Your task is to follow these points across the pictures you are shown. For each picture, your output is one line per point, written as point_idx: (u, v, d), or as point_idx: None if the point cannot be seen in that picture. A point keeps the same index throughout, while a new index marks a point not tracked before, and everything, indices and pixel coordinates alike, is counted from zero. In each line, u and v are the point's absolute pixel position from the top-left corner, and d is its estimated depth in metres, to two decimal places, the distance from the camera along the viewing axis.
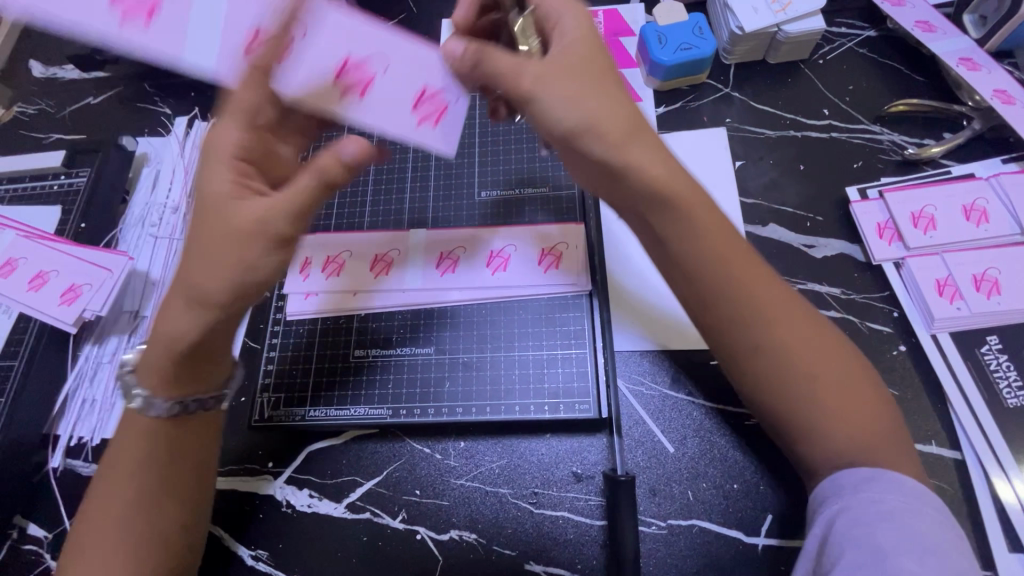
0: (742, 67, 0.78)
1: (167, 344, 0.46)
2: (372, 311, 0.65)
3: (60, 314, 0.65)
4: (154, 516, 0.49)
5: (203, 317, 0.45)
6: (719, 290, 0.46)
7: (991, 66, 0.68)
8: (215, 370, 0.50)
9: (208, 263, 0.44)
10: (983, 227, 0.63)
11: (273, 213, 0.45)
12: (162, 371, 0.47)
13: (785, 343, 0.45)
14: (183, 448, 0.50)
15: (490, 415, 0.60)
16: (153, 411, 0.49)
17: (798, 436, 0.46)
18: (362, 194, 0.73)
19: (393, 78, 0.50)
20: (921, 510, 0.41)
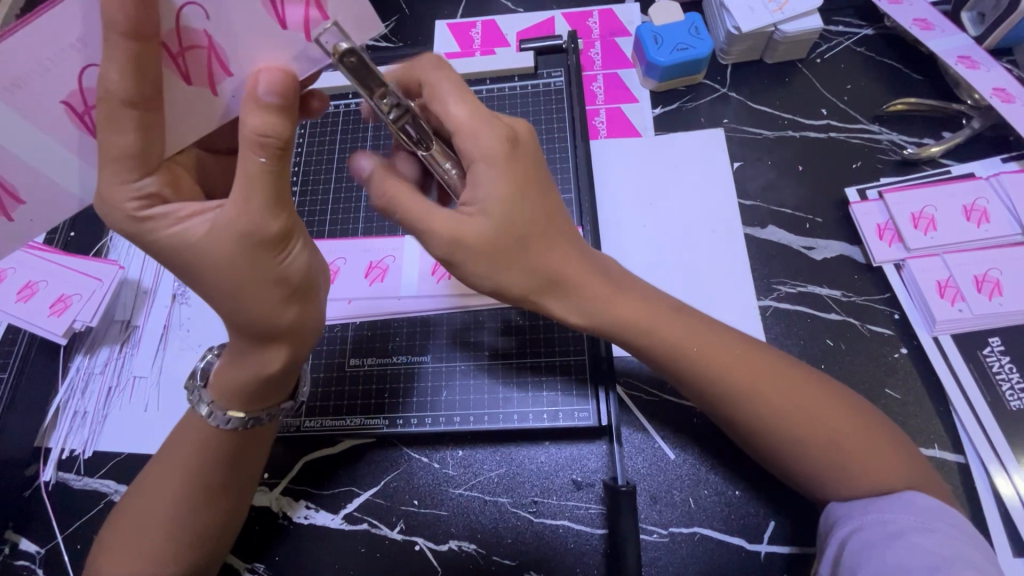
0: (739, 67, 0.77)
1: (245, 366, 0.46)
2: (367, 319, 0.64)
3: (49, 325, 0.64)
4: (197, 511, 0.49)
5: (281, 343, 0.46)
6: (691, 368, 0.48)
7: (990, 65, 0.68)
8: (288, 385, 0.50)
9: (230, 287, 0.42)
10: (984, 228, 0.63)
11: (242, 218, 0.40)
12: (234, 389, 0.47)
13: (780, 411, 0.47)
14: (244, 451, 0.51)
15: (487, 424, 0.60)
16: (224, 425, 0.49)
17: (771, 449, 0.48)
18: (356, 201, 0.72)
19: (239, 26, 0.38)
20: (934, 528, 0.42)
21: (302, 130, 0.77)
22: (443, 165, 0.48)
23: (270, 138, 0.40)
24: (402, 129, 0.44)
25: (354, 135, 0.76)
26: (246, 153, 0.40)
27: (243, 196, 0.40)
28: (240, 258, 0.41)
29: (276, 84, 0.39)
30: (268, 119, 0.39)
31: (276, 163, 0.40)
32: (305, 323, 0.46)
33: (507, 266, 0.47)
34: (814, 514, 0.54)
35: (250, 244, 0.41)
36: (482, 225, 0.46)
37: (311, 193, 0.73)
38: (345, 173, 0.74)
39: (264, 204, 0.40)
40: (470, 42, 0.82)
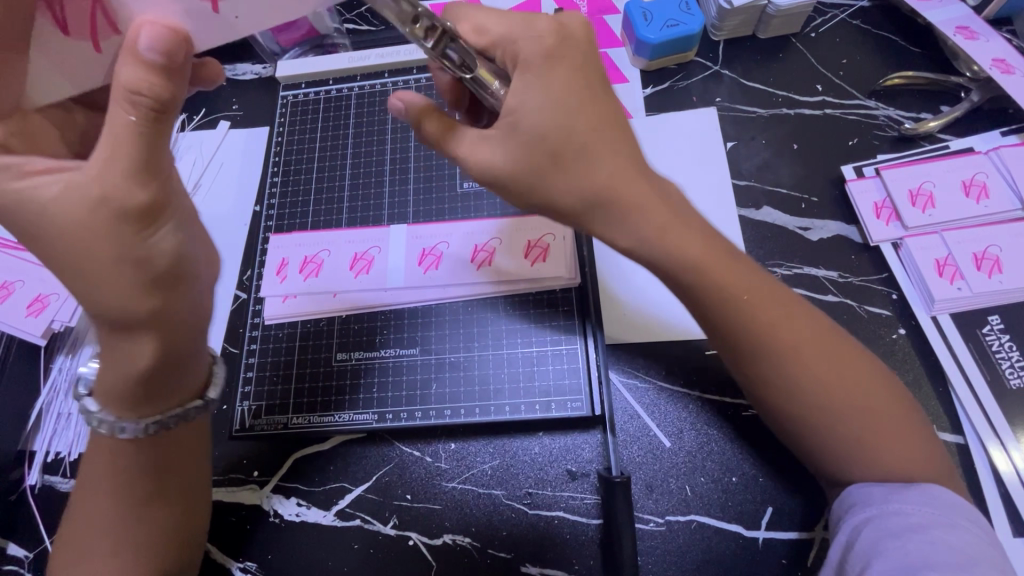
0: (731, 44, 0.75)
1: (117, 361, 0.43)
2: (353, 311, 0.63)
3: (27, 326, 0.63)
4: (143, 518, 0.48)
5: (154, 331, 0.42)
6: (737, 316, 0.44)
7: (989, 35, 0.66)
8: (183, 383, 0.47)
9: (91, 270, 0.40)
10: (983, 204, 0.61)
11: (101, 181, 0.39)
12: (114, 388, 0.44)
13: (811, 374, 0.44)
14: (163, 462, 0.48)
15: (478, 416, 0.59)
16: (121, 434, 0.46)
17: (805, 416, 0.45)
18: (339, 191, 0.71)
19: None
20: (953, 522, 0.41)
21: (283, 118, 0.75)
22: (491, 86, 0.44)
23: (141, 95, 0.38)
24: (443, 56, 0.42)
25: (336, 123, 0.74)
26: (117, 111, 0.39)
27: (104, 156, 0.39)
28: (97, 227, 0.39)
29: (161, 41, 0.38)
30: (142, 75, 0.38)
31: (147, 124, 0.39)
32: (172, 310, 0.43)
33: (561, 183, 0.42)
34: (810, 500, 0.54)
35: (109, 210, 0.39)
36: (527, 132, 0.41)
37: (293, 185, 0.71)
38: (327, 163, 0.72)
39: (125, 169, 0.39)
40: None
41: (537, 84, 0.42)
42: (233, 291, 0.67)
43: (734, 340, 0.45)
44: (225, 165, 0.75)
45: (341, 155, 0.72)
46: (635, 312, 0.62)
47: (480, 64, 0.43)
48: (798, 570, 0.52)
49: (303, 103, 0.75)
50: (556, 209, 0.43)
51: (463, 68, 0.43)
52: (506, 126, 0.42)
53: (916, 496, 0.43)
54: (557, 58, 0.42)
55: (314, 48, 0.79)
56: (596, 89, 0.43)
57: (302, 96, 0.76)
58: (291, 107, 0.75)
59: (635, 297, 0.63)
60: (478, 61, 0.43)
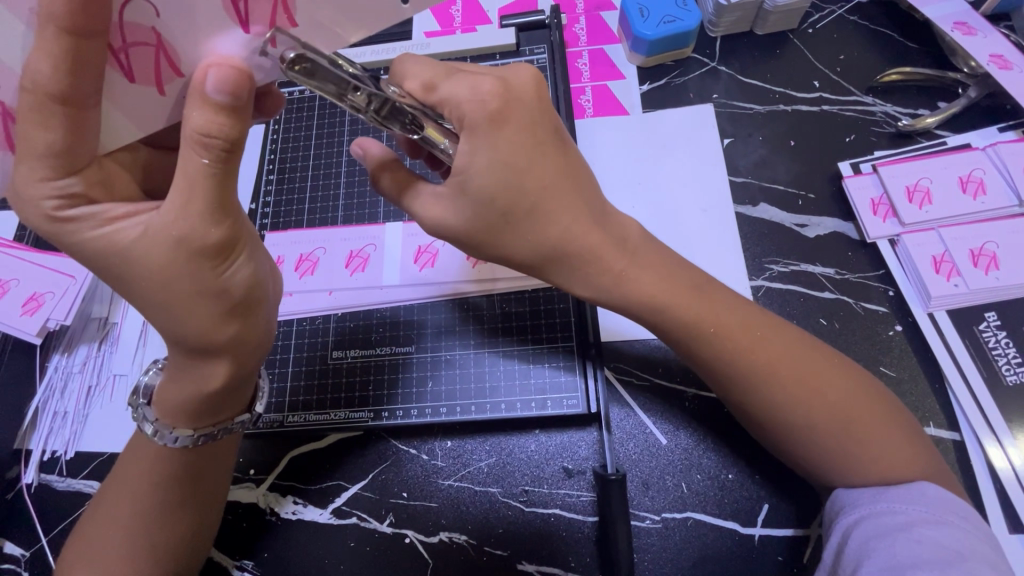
0: (729, 39, 0.74)
1: (187, 382, 0.45)
2: (349, 310, 0.63)
3: (23, 325, 0.63)
4: (167, 524, 0.49)
5: (223, 358, 0.43)
6: (701, 347, 0.47)
7: (986, 31, 0.66)
8: (240, 398, 0.48)
9: (161, 300, 0.40)
10: (981, 200, 0.61)
11: (180, 222, 0.38)
12: (178, 404, 0.46)
13: (797, 397, 0.45)
14: (200, 471, 0.49)
15: (475, 414, 0.59)
16: (172, 443, 0.47)
17: (783, 437, 0.47)
18: (334, 189, 0.70)
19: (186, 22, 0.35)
20: (942, 519, 0.41)
21: (278, 116, 0.74)
22: (440, 144, 0.44)
23: (214, 139, 0.37)
24: (387, 121, 0.41)
25: (331, 121, 0.74)
26: (188, 152, 0.37)
27: (181, 199, 0.38)
28: (175, 268, 0.39)
29: (227, 83, 0.36)
30: (213, 119, 0.36)
31: (219, 166, 0.37)
32: (245, 338, 0.44)
33: (510, 240, 0.45)
34: (806, 497, 0.54)
35: (188, 251, 0.38)
36: (475, 194, 0.43)
37: (289, 183, 0.71)
38: (323, 160, 0.72)
39: (202, 211, 0.38)
40: (450, 20, 0.79)
41: (506, 122, 0.42)
42: None
43: (702, 367, 0.48)
44: None
45: (336, 153, 0.72)
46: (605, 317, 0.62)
47: (428, 122, 0.43)
48: (795, 566, 0.52)
49: (298, 100, 0.75)
50: (516, 261, 0.46)
51: (409, 127, 0.43)
52: (456, 186, 0.43)
53: (905, 495, 0.43)
54: (517, 94, 0.44)
55: None
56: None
57: (297, 94, 0.76)
58: (286, 104, 0.75)
59: None
60: (424, 119, 0.43)
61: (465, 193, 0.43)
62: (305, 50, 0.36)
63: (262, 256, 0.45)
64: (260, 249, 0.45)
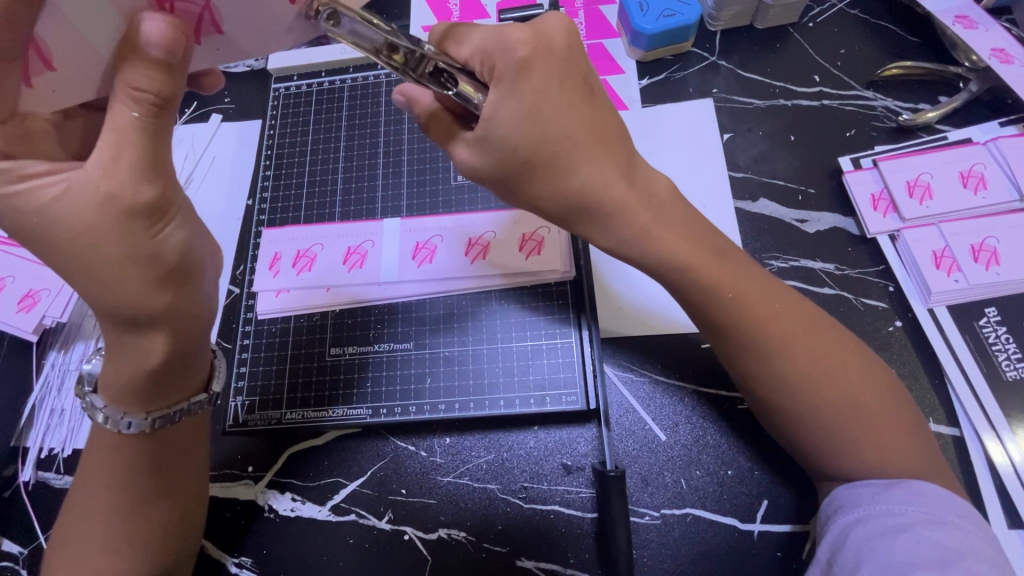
0: (728, 34, 0.74)
1: (126, 360, 0.44)
2: (347, 306, 0.63)
3: (19, 322, 0.63)
4: (146, 516, 0.48)
5: (163, 329, 0.42)
6: (721, 314, 0.46)
7: (988, 24, 0.66)
8: (190, 379, 0.48)
9: (97, 269, 0.39)
10: (981, 194, 0.61)
11: (107, 180, 0.38)
12: (123, 387, 0.45)
13: (807, 369, 0.45)
14: (163, 457, 0.48)
15: (473, 411, 0.58)
16: (126, 429, 0.46)
17: (783, 422, 0.47)
18: (332, 184, 0.70)
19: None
20: (941, 520, 0.41)
21: (274, 112, 0.74)
22: (473, 98, 0.44)
23: (144, 92, 0.37)
24: (424, 77, 0.43)
25: (329, 115, 0.73)
26: (119, 107, 0.38)
27: (111, 155, 0.38)
28: (106, 228, 0.38)
29: (162, 38, 0.37)
30: (144, 72, 0.37)
31: (151, 119, 0.38)
32: (184, 308, 0.43)
33: (536, 186, 0.44)
34: (805, 493, 0.53)
35: (117, 210, 0.38)
36: (499, 143, 0.43)
37: (286, 178, 0.71)
38: (320, 155, 0.72)
39: (133, 169, 0.38)
40: (448, 14, 0.78)
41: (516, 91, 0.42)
42: (227, 286, 0.67)
43: (716, 340, 0.48)
44: (217, 159, 0.74)
45: (334, 148, 0.72)
46: (611, 312, 0.62)
47: (461, 78, 0.43)
48: (794, 563, 0.52)
49: (295, 96, 0.74)
50: (544, 211, 0.46)
51: (444, 86, 0.43)
52: (483, 138, 0.44)
53: (904, 495, 0.42)
54: (539, 56, 0.43)
55: (306, 39, 0.78)
56: (585, 90, 0.44)
57: (294, 89, 0.75)
58: (283, 100, 0.75)
59: (610, 294, 0.63)
60: (457, 75, 0.43)
61: (490, 140, 0.43)
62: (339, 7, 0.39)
63: (202, 227, 0.45)
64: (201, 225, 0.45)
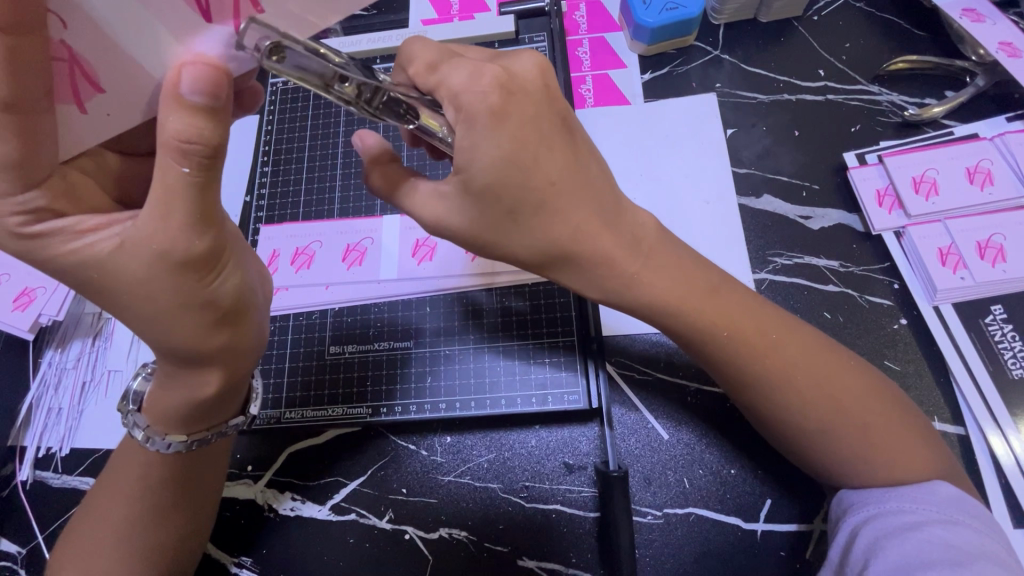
0: (731, 28, 0.73)
1: (179, 392, 0.43)
2: (346, 304, 0.62)
3: (15, 320, 0.63)
4: (159, 524, 0.48)
5: (218, 367, 0.42)
6: (725, 341, 0.44)
7: (996, 18, 0.65)
8: (234, 403, 0.47)
9: (146, 314, 0.38)
10: (988, 190, 0.60)
11: (159, 235, 0.36)
12: (173, 415, 0.44)
13: (808, 387, 0.44)
14: (187, 472, 0.48)
15: (475, 410, 0.58)
16: (163, 449, 0.46)
17: (786, 433, 0.46)
18: (330, 181, 0.69)
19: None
20: (953, 519, 0.41)
21: (272, 107, 0.73)
22: (439, 133, 0.42)
23: (194, 144, 0.34)
24: (380, 111, 0.40)
25: (327, 110, 0.73)
26: (167, 162, 0.34)
27: (161, 209, 0.35)
28: (160, 282, 0.37)
29: (204, 82, 0.33)
30: (191, 123, 0.34)
31: (202, 174, 0.35)
32: (238, 345, 0.42)
33: (515, 232, 0.42)
34: (809, 492, 0.53)
35: (169, 265, 0.36)
36: (478, 192, 0.40)
37: (283, 174, 0.70)
38: (318, 152, 0.71)
39: (184, 223, 0.36)
40: (448, 8, 0.77)
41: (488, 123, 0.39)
42: None
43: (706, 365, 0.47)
44: None
45: (332, 144, 0.71)
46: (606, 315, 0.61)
47: (424, 113, 0.41)
48: (797, 563, 0.51)
49: (293, 91, 0.73)
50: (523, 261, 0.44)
51: (405, 118, 0.41)
52: (459, 184, 0.41)
53: (916, 495, 0.42)
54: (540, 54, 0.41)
55: None
56: (565, 129, 0.42)
57: (292, 84, 0.74)
58: (280, 95, 0.74)
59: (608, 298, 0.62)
60: (420, 108, 0.41)
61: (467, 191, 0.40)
62: (283, 39, 0.34)
63: (248, 262, 0.43)
64: (245, 254, 0.43)
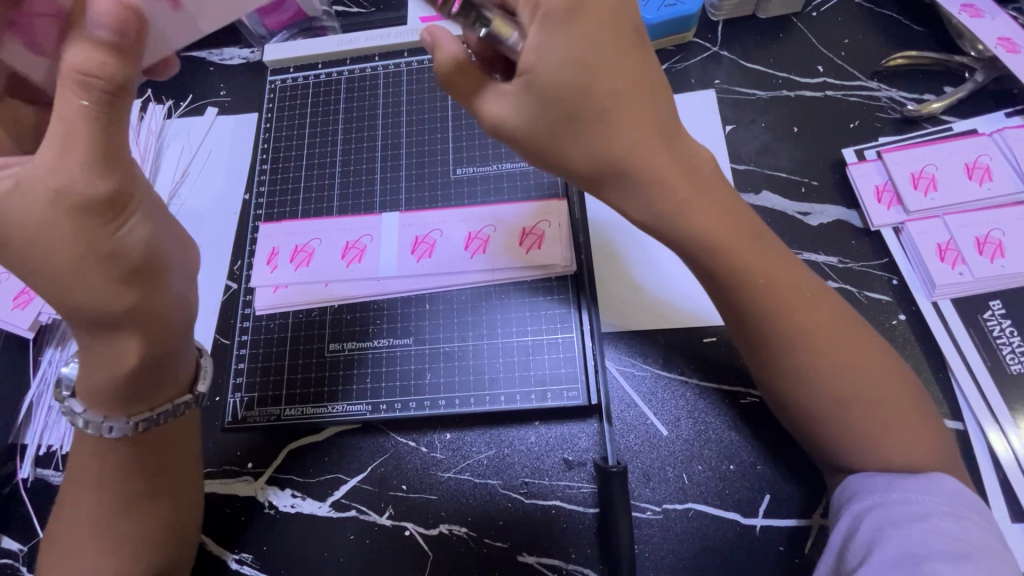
0: (730, 24, 0.73)
1: (104, 365, 0.43)
2: (346, 301, 0.62)
3: (15, 318, 0.64)
4: (134, 515, 0.48)
5: (134, 327, 0.41)
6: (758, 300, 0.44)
7: (994, 13, 0.65)
8: (176, 378, 0.48)
9: (57, 276, 0.38)
10: (987, 186, 0.60)
11: (53, 177, 0.37)
12: (101, 390, 0.44)
13: (836, 355, 0.44)
14: (153, 453, 0.48)
15: (474, 406, 0.58)
16: (109, 433, 0.46)
17: (801, 410, 0.46)
18: (330, 178, 0.69)
19: None
20: (958, 512, 0.41)
21: (271, 104, 0.73)
22: (508, 36, 0.42)
23: (95, 77, 0.37)
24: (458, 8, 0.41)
25: (326, 107, 0.73)
26: (69, 95, 0.37)
27: (59, 154, 0.37)
28: (61, 230, 0.37)
29: (109, 17, 0.37)
30: (93, 54, 0.37)
31: (104, 107, 0.37)
32: (150, 306, 0.41)
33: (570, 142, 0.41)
34: (808, 488, 0.53)
35: (67, 206, 0.37)
36: (542, 91, 0.40)
37: (283, 172, 0.70)
38: (317, 149, 0.71)
39: (85, 162, 0.37)
40: None
41: None
42: (225, 281, 0.66)
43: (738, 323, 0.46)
44: (214, 152, 0.73)
45: (331, 141, 0.71)
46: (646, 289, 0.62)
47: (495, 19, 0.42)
48: (796, 558, 0.52)
49: (291, 88, 0.73)
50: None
51: (475, 21, 0.42)
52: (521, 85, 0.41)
53: (919, 486, 0.42)
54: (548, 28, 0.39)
55: (303, 32, 0.77)
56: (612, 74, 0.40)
57: (290, 81, 0.74)
58: (279, 92, 0.74)
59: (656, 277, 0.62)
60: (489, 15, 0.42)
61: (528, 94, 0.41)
62: None
63: (169, 223, 0.44)
64: (166, 215, 0.44)
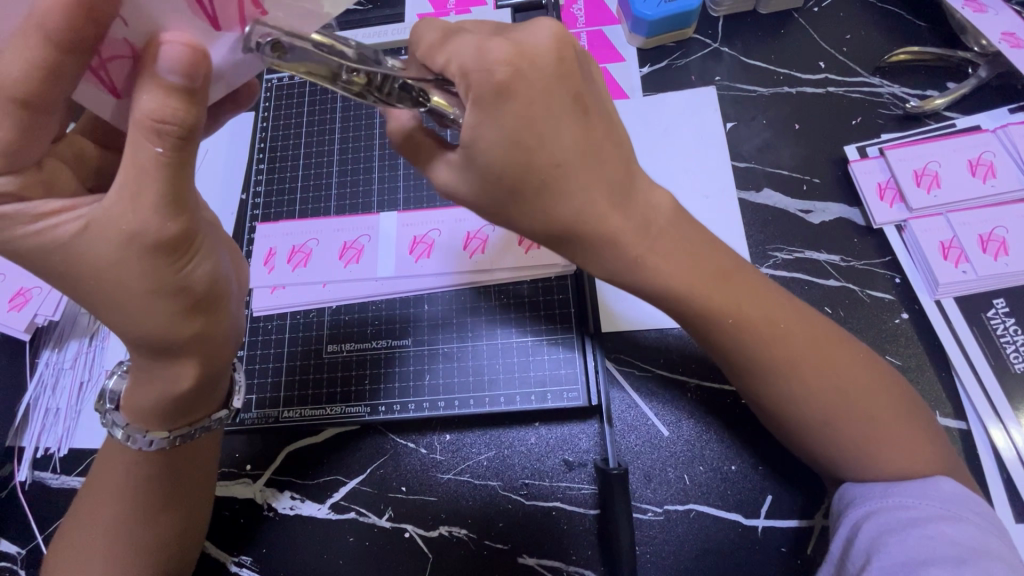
0: (731, 20, 0.72)
1: (156, 384, 0.42)
2: (344, 302, 0.62)
3: (11, 321, 0.63)
4: (148, 526, 0.47)
5: (193, 353, 0.41)
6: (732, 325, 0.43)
7: (998, 8, 0.65)
8: (213, 397, 0.47)
9: (118, 301, 0.37)
10: (990, 183, 0.60)
11: (130, 217, 0.35)
12: (148, 407, 0.43)
13: (819, 383, 0.44)
14: (172, 473, 0.47)
15: (473, 408, 0.58)
16: (147, 446, 0.45)
17: (788, 421, 0.46)
18: (327, 178, 0.69)
19: None
20: (958, 515, 0.40)
21: (267, 104, 0.73)
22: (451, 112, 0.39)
23: (168, 125, 0.33)
24: (392, 96, 0.38)
25: (323, 105, 0.72)
26: (139, 139, 0.33)
27: (132, 191, 0.34)
28: (130, 264, 0.35)
29: (181, 62, 0.32)
30: (165, 102, 0.33)
31: (175, 155, 0.34)
32: (213, 333, 0.41)
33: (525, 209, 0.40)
34: (809, 487, 0.53)
35: (141, 247, 0.35)
36: (484, 166, 0.39)
37: (279, 172, 0.69)
38: (313, 148, 0.70)
39: (155, 203, 0.35)
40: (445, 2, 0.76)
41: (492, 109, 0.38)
42: None
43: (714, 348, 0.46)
44: (210, 151, 0.73)
45: (328, 140, 0.70)
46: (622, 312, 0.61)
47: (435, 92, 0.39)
48: (798, 559, 0.51)
49: (288, 86, 0.73)
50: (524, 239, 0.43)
51: (417, 101, 0.39)
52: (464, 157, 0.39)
53: (919, 490, 0.42)
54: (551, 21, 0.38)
55: None
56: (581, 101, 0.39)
57: (287, 79, 0.74)
58: (276, 91, 0.73)
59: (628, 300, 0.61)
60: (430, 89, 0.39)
61: (472, 162, 0.39)
62: (282, 36, 0.34)
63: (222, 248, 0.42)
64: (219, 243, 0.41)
